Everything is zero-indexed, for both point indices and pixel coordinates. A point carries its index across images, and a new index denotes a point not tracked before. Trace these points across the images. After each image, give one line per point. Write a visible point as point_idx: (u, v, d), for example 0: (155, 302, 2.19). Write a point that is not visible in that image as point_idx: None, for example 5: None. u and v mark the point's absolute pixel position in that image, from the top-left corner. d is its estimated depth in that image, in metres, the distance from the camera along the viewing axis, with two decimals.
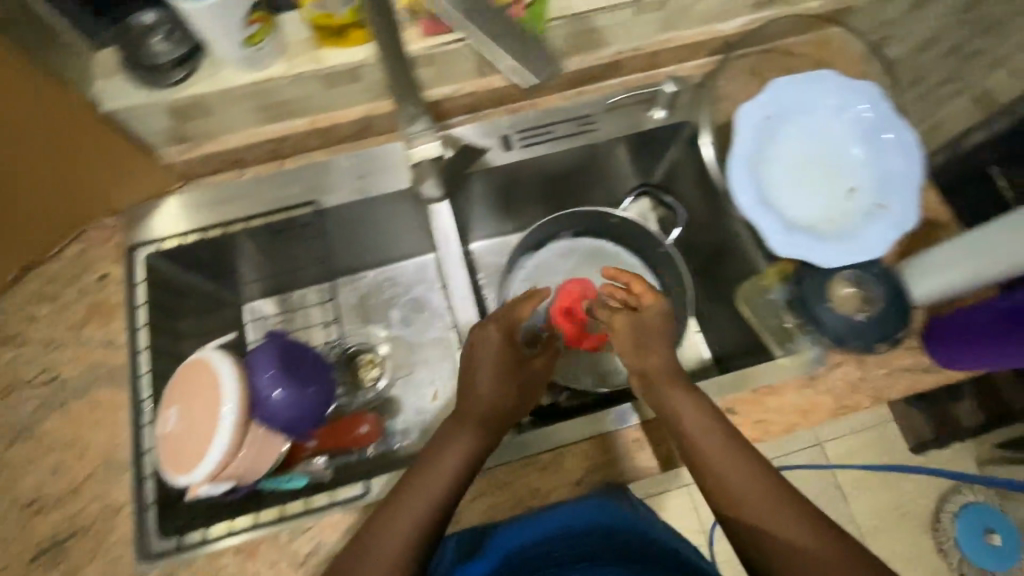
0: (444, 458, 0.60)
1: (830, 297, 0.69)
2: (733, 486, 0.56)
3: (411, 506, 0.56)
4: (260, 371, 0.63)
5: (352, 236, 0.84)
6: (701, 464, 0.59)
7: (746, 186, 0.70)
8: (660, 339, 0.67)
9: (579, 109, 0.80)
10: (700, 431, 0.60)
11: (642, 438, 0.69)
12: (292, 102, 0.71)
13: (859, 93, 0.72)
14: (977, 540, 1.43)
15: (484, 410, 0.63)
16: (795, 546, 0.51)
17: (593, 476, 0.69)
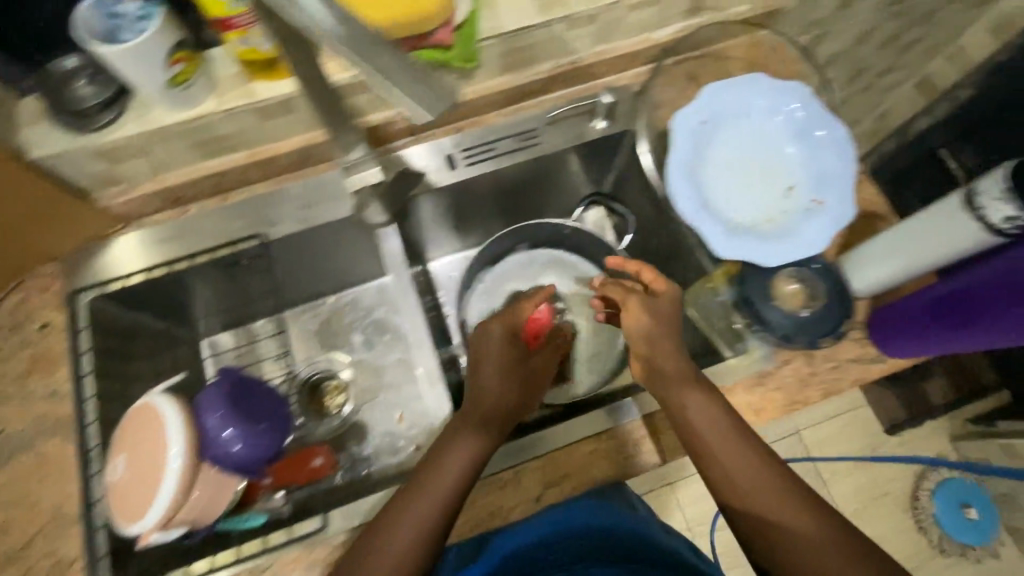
0: (449, 465, 0.61)
1: (773, 294, 0.71)
2: (735, 481, 0.57)
3: (423, 507, 0.58)
4: (209, 414, 0.63)
5: (305, 265, 0.84)
6: (706, 458, 0.60)
7: (686, 191, 0.72)
8: (671, 328, 0.65)
9: (520, 125, 0.81)
10: (703, 425, 0.61)
11: (598, 449, 0.70)
12: (229, 137, 0.71)
13: (789, 93, 0.74)
14: (953, 515, 1.46)
15: (485, 410, 0.65)
16: (791, 532, 0.54)
17: (552, 492, 0.69)
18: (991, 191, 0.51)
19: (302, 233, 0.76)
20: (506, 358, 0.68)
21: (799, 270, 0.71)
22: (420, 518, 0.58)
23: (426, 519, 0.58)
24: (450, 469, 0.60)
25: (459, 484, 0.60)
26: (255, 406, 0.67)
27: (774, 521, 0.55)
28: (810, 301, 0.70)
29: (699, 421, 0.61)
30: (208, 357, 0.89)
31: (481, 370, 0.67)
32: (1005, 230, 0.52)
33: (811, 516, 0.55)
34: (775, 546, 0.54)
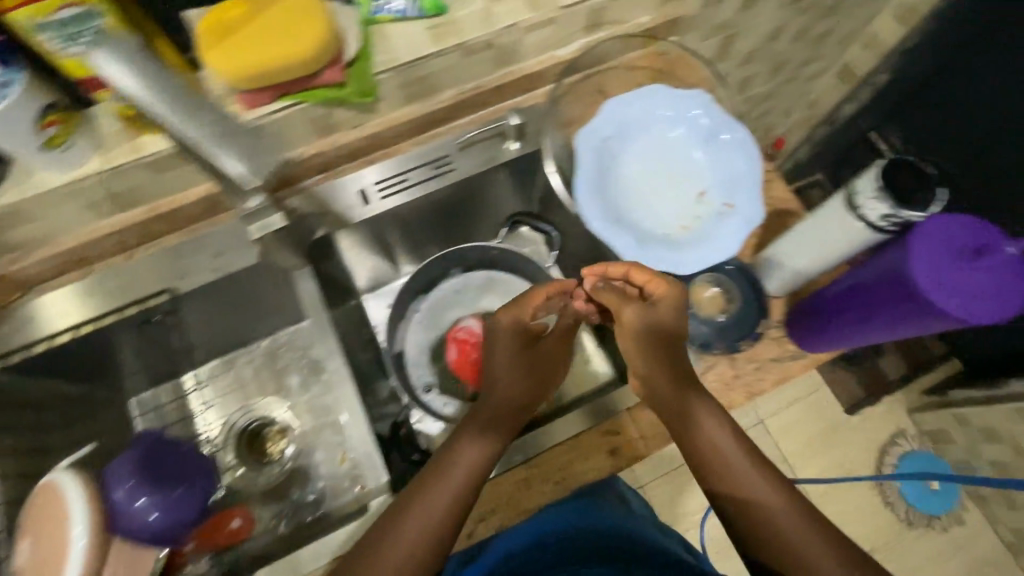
0: (457, 464, 0.59)
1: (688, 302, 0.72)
2: (737, 479, 0.56)
3: (428, 509, 0.56)
4: (118, 487, 0.61)
5: (227, 311, 0.82)
6: (706, 456, 0.58)
7: (595, 209, 0.72)
8: (670, 332, 0.63)
9: (432, 153, 0.81)
10: (704, 421, 0.60)
11: (548, 469, 0.69)
12: (125, 194, 0.69)
13: (690, 101, 0.75)
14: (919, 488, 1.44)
15: (491, 409, 0.65)
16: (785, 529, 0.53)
17: (492, 521, 0.68)
18: (866, 190, 0.52)
19: (216, 282, 0.74)
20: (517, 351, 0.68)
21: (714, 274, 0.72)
22: (427, 518, 0.55)
23: (436, 517, 0.56)
24: (460, 468, 0.59)
25: (470, 484, 0.59)
26: (172, 471, 0.65)
27: (776, 519, 0.53)
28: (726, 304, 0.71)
29: (701, 418, 0.60)
30: (139, 415, 0.86)
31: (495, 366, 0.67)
32: (884, 227, 0.53)
33: (812, 517, 0.53)
34: (775, 545, 0.52)
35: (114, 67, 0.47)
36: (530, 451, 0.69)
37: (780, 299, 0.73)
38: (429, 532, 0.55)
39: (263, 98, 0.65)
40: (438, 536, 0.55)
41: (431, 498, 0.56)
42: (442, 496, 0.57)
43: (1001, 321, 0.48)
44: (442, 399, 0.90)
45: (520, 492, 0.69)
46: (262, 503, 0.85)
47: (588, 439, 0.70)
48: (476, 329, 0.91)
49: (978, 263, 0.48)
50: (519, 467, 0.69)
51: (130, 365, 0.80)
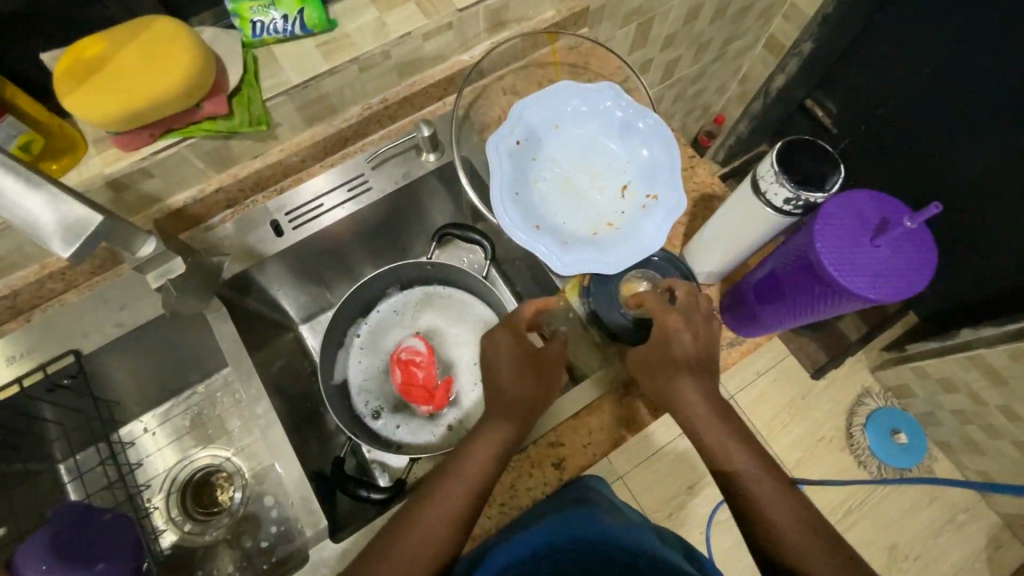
0: (474, 456, 0.62)
1: (614, 296, 0.71)
2: (738, 472, 0.59)
3: (452, 492, 0.59)
4: (32, 569, 0.58)
5: (148, 364, 0.78)
6: (710, 448, 0.61)
7: (514, 215, 0.69)
8: (688, 351, 0.63)
9: (345, 175, 0.78)
10: (703, 414, 0.61)
11: (534, 468, 0.68)
12: (6, 256, 0.63)
13: (600, 94, 0.74)
14: (889, 447, 1.17)
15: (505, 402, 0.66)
16: (782, 521, 0.55)
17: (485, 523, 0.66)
18: (766, 174, 0.51)
19: (123, 336, 0.70)
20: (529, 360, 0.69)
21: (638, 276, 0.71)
22: (447, 511, 0.58)
23: (454, 507, 0.59)
24: (478, 462, 0.62)
25: (486, 475, 0.61)
26: (92, 543, 0.61)
27: (774, 518, 0.56)
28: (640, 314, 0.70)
29: (709, 409, 0.61)
30: (70, 482, 0.79)
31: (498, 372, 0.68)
32: (790, 210, 0.52)
33: (802, 511, 0.56)
34: (774, 536, 0.55)
35: None
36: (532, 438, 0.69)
37: (714, 284, 0.72)
38: (447, 523, 0.58)
39: (141, 139, 0.61)
40: (458, 522, 0.58)
41: (452, 487, 0.60)
42: (458, 488, 0.60)
43: (907, 294, 0.49)
44: (392, 423, 0.86)
45: (524, 488, 0.68)
46: (212, 556, 0.80)
47: (576, 448, 0.69)
48: (421, 347, 0.88)
49: (879, 241, 0.49)
50: (524, 461, 0.69)
51: (54, 431, 0.75)
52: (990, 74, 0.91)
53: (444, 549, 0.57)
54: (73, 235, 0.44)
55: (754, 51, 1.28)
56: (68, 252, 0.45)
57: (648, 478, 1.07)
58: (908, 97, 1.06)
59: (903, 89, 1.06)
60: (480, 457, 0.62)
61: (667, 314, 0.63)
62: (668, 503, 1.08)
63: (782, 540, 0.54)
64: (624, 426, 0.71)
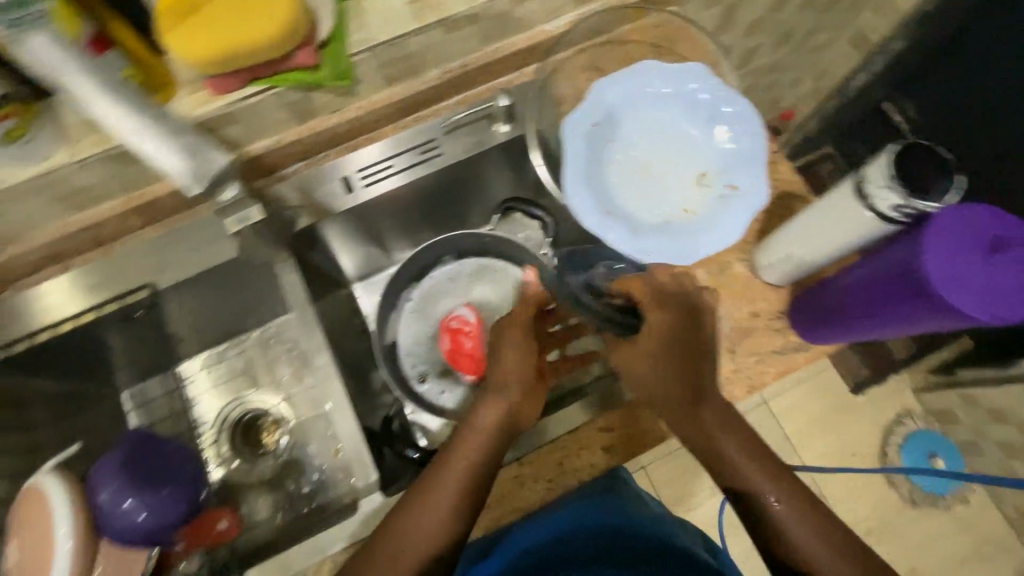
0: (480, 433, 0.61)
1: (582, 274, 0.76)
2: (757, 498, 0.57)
3: (463, 461, 0.60)
4: (101, 489, 0.60)
5: (210, 306, 0.80)
6: (715, 455, 0.59)
7: (587, 198, 0.68)
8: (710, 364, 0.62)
9: (416, 138, 0.77)
10: (715, 417, 0.59)
11: (576, 450, 0.68)
12: (92, 188, 0.65)
13: (688, 76, 0.71)
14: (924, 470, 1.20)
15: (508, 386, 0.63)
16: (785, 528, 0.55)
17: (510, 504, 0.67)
18: (878, 177, 0.50)
19: (195, 276, 0.72)
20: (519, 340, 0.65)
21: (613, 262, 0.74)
22: (443, 505, 0.58)
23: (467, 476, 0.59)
24: (478, 447, 0.61)
25: (481, 465, 0.60)
26: (159, 468, 0.64)
27: (782, 525, 0.56)
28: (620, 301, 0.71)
29: (723, 424, 0.59)
30: (135, 409, 0.85)
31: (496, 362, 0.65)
32: (896, 217, 0.51)
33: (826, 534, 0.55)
34: (781, 543, 0.56)
35: (37, 45, 0.49)
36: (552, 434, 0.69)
37: (785, 286, 0.71)
38: (446, 518, 0.57)
39: (230, 84, 0.61)
40: (472, 489, 0.59)
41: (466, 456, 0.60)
42: (470, 465, 0.59)
43: (1016, 319, 0.47)
44: (436, 389, 0.87)
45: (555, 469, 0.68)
46: (258, 494, 0.84)
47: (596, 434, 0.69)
48: (471, 318, 0.89)
49: (995, 258, 0.46)
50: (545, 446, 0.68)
51: (117, 361, 0.78)
52: (1007, 82, 0.96)
53: (465, 513, 0.58)
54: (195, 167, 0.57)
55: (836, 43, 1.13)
56: (195, 191, 0.58)
57: (677, 469, 1.08)
58: (974, 105, 1.04)
59: (995, 102, 1.00)
60: (474, 447, 0.61)
61: (675, 315, 0.62)
62: (694, 497, 1.08)
63: (787, 545, 0.55)
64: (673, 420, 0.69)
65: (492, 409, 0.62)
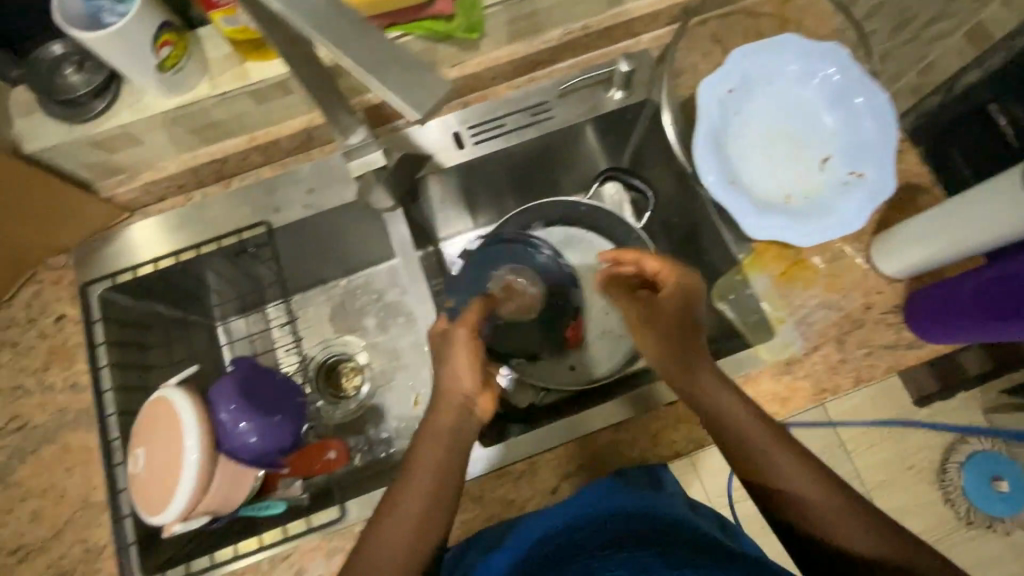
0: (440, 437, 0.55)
1: (490, 279, 0.80)
2: (771, 470, 0.53)
3: (427, 460, 0.54)
4: (221, 407, 0.63)
5: (311, 251, 0.81)
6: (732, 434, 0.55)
7: (709, 167, 0.67)
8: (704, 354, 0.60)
9: (529, 98, 0.77)
10: (728, 394, 0.57)
11: (664, 424, 0.67)
12: (225, 122, 0.68)
13: (824, 55, 0.67)
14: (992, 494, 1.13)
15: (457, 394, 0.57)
16: (817, 511, 0.51)
17: (579, 478, 0.66)
18: None
19: (307, 219, 0.74)
20: (471, 339, 0.58)
21: (535, 250, 0.82)
22: (410, 514, 0.51)
23: (437, 480, 0.53)
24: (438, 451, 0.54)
25: (447, 469, 0.54)
26: (272, 395, 0.67)
27: (808, 506, 0.51)
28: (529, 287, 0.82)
29: (726, 399, 0.56)
30: (226, 344, 0.84)
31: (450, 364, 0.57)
32: None
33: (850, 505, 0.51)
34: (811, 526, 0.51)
35: None
36: (578, 430, 0.66)
37: (903, 279, 0.68)
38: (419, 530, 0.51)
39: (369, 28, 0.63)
40: (443, 490, 0.53)
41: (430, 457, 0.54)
42: (434, 466, 0.54)
43: None
44: None
45: (620, 450, 0.66)
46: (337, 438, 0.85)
47: (653, 418, 0.67)
48: None
49: None
50: (610, 429, 0.67)
51: (213, 296, 0.80)
52: None
53: (438, 524, 0.52)
54: (424, 90, 0.39)
55: (948, 39, 0.84)
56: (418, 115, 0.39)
57: None
58: None
59: None
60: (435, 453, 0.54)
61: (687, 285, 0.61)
62: None
63: (817, 524, 0.50)
64: (777, 405, 0.65)
65: (452, 413, 0.56)
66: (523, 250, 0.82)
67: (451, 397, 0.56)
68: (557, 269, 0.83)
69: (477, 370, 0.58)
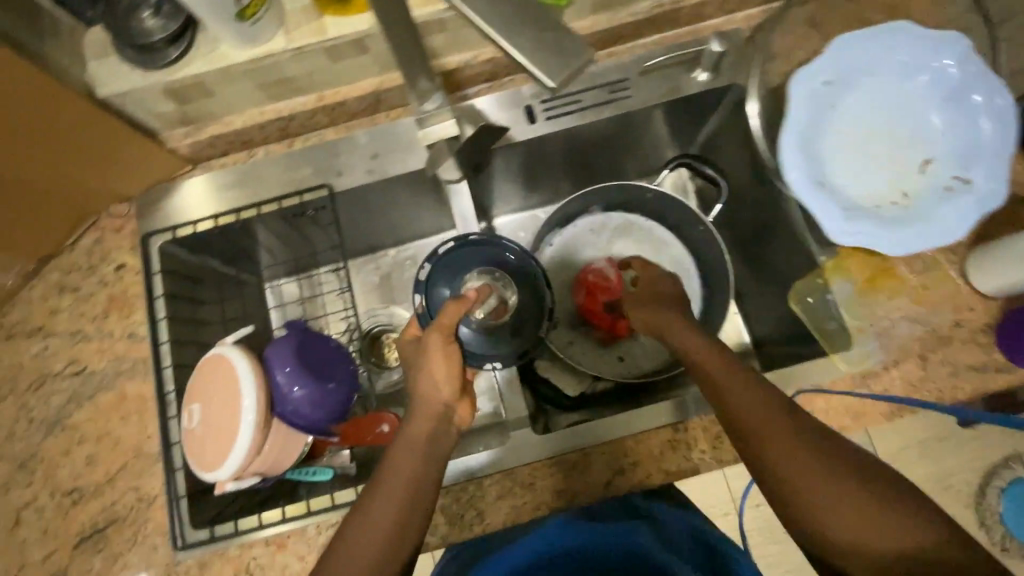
0: (415, 448, 0.51)
1: (458, 285, 0.60)
2: (767, 454, 0.48)
3: (400, 468, 0.50)
4: (277, 369, 0.63)
5: (367, 219, 0.79)
6: (732, 415, 0.50)
7: (797, 164, 0.63)
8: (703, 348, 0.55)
9: (608, 75, 0.73)
10: (724, 372, 0.52)
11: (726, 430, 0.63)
12: (297, 79, 0.67)
13: (941, 46, 0.61)
14: None
15: (434, 406, 0.53)
16: (823, 505, 0.44)
17: (627, 477, 0.63)
18: None
19: (369, 184, 0.72)
20: (444, 345, 0.54)
21: (505, 250, 0.62)
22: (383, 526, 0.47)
23: (416, 494, 0.49)
24: (411, 457, 0.50)
25: (424, 483, 0.50)
26: (324, 362, 0.65)
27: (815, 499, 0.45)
28: (505, 291, 0.62)
29: (724, 379, 0.52)
30: (275, 308, 0.83)
31: (427, 374, 0.53)
32: None
33: (855, 497, 0.44)
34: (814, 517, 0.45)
35: None
36: (620, 431, 0.63)
37: (997, 297, 0.64)
38: (396, 533, 0.47)
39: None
40: (421, 497, 0.49)
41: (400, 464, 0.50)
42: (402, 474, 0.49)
43: None
44: (565, 338, 0.84)
45: (666, 455, 0.63)
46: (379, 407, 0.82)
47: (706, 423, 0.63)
48: (609, 274, 0.84)
49: None
50: (663, 431, 0.63)
51: (264, 257, 0.79)
52: None
53: (413, 536, 0.48)
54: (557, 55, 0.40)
55: None
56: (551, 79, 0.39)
57: None
58: None
59: None
60: (407, 464, 0.50)
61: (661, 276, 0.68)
62: None
63: (824, 520, 0.44)
64: (849, 419, 0.62)
65: (430, 421, 0.52)
66: (490, 250, 0.62)
67: (429, 407, 0.53)
68: (535, 271, 0.63)
69: (451, 379, 0.54)
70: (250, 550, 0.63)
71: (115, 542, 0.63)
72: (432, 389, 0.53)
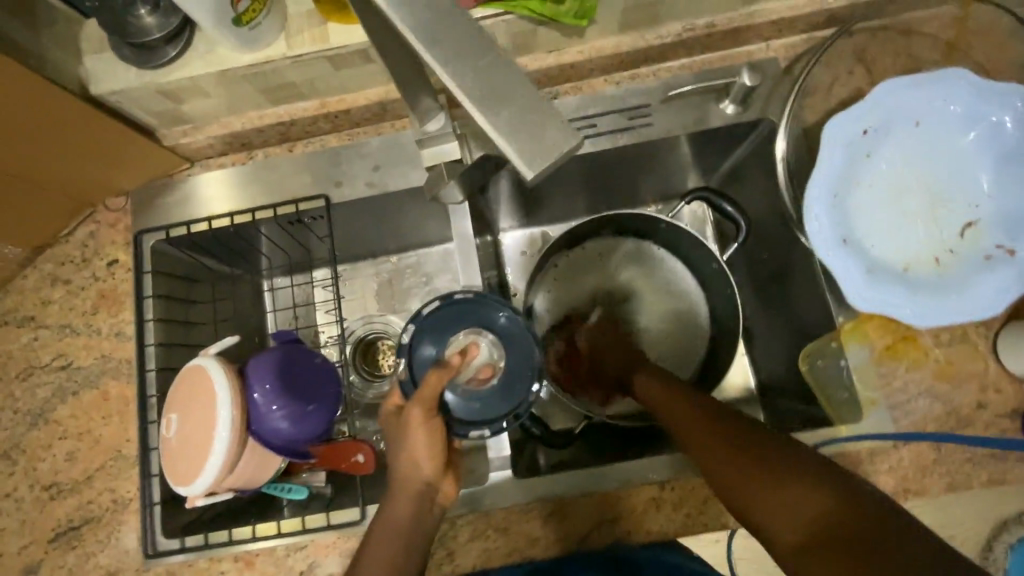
0: (395, 531, 0.51)
1: (445, 343, 0.59)
2: (718, 466, 0.48)
3: (379, 547, 0.51)
4: (257, 386, 0.61)
5: (367, 229, 0.76)
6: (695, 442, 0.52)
7: (828, 215, 0.58)
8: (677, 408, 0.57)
9: (628, 100, 0.68)
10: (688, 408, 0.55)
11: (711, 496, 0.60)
12: (297, 84, 0.63)
13: (998, 100, 0.55)
14: None
15: (415, 485, 0.53)
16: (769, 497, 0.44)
17: (602, 533, 0.61)
18: None
19: (369, 197, 0.69)
20: (427, 420, 0.53)
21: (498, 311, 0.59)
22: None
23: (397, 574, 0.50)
24: (392, 536, 0.51)
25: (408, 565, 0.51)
26: (307, 384, 0.63)
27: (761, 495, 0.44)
28: (494, 351, 0.59)
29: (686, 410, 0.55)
30: (271, 312, 0.80)
31: (412, 455, 0.53)
32: None
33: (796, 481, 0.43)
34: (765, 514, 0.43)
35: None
36: (602, 486, 0.61)
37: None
38: None
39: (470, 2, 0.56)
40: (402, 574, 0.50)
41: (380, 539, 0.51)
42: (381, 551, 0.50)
43: None
44: None
45: (646, 517, 0.60)
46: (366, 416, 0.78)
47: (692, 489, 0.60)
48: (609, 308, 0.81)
49: None
50: (648, 489, 0.61)
51: (263, 261, 0.77)
52: None
53: None
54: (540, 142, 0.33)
55: None
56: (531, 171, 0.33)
57: None
58: None
59: None
60: (388, 545, 0.51)
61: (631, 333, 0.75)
62: None
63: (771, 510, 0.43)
64: None
65: (408, 502, 0.52)
66: (483, 310, 0.60)
67: (410, 484, 0.53)
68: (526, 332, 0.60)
69: (435, 458, 0.54)
70: (220, 563, 0.63)
71: (89, 541, 0.64)
72: (411, 462, 0.53)
